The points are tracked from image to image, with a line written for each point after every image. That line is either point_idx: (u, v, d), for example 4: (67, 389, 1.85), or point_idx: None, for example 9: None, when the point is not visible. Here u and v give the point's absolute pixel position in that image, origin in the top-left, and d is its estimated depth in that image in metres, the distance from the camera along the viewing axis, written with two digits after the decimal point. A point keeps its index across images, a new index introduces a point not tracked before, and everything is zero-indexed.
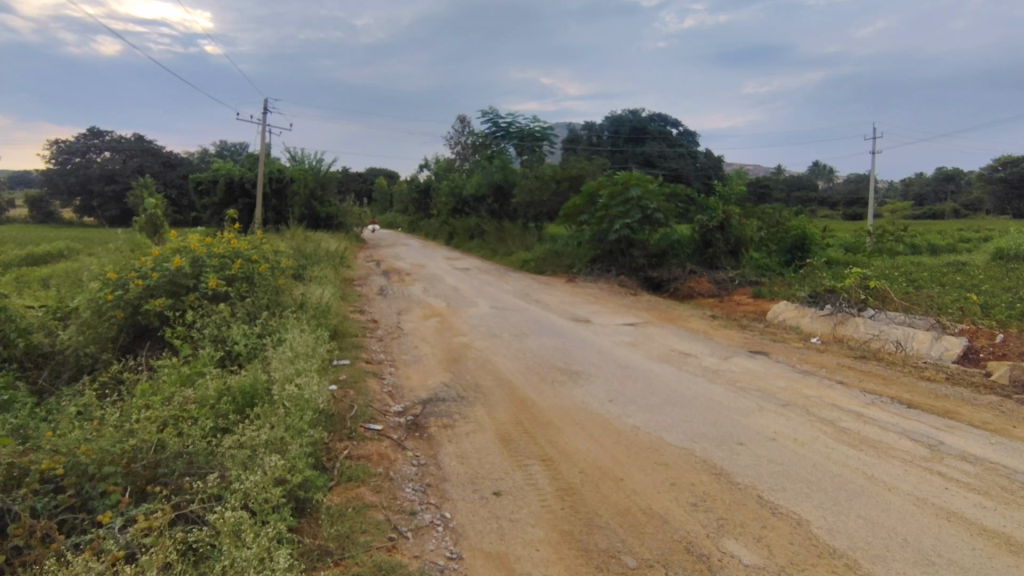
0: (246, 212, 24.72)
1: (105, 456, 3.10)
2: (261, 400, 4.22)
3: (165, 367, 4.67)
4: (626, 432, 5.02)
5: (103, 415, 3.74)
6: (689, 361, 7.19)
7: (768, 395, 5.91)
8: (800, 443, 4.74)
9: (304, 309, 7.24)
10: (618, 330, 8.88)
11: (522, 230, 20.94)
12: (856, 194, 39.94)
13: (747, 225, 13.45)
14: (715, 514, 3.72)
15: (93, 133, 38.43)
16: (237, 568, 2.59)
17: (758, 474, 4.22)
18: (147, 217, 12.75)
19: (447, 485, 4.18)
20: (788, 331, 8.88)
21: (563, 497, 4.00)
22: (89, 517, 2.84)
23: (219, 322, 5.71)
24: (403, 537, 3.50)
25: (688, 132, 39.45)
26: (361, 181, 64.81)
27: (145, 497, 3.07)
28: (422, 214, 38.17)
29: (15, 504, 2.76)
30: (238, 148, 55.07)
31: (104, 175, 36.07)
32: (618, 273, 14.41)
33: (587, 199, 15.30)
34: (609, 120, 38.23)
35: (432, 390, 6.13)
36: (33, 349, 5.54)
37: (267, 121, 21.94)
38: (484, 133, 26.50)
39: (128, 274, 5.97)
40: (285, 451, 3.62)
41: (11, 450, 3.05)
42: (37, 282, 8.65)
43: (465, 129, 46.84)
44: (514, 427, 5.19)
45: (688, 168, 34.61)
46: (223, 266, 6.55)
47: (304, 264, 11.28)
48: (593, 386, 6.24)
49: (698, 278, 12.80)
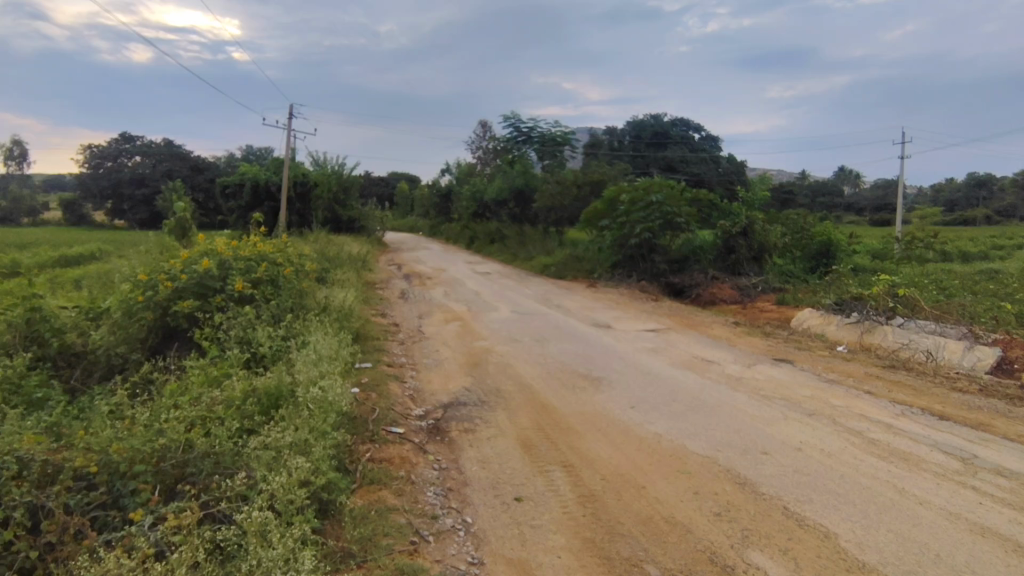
0: (271, 214, 25.10)
1: (137, 455, 3.15)
2: (286, 401, 4.29)
3: (193, 367, 4.78)
4: (649, 439, 4.97)
5: (133, 414, 3.81)
6: (712, 368, 7.12)
7: (793, 404, 5.82)
8: (827, 454, 4.65)
9: (327, 312, 7.34)
10: (639, 336, 8.83)
11: (543, 235, 20.98)
12: (882, 200, 39.34)
13: (771, 231, 13.26)
14: (740, 525, 3.67)
15: (125, 138, 39.80)
16: (263, 569, 2.63)
17: (784, 485, 4.14)
18: (176, 220, 13.01)
19: (468, 490, 4.18)
20: (813, 339, 8.74)
21: (585, 503, 3.98)
22: (121, 515, 2.90)
23: (245, 323, 5.84)
24: (425, 541, 3.51)
25: (710, 136, 38.90)
26: (383, 185, 65.64)
27: (174, 496, 3.13)
28: (443, 218, 38.46)
29: (49, 500, 2.81)
30: (263, 152, 56.25)
31: (134, 179, 36.91)
32: (639, 279, 14.34)
33: (608, 204, 15.27)
34: (631, 124, 38.32)
35: (453, 394, 6.14)
36: (66, 348, 5.60)
37: (291, 127, 22.30)
38: (506, 138, 26.83)
39: (158, 275, 6.13)
40: (309, 452, 3.67)
41: (46, 447, 3.11)
42: (71, 284, 8.92)
43: (487, 133, 47.21)
44: (536, 433, 5.16)
45: (711, 174, 34.43)
46: (249, 268, 6.69)
47: (327, 268, 11.43)
48: (614, 392, 6.19)
49: (720, 284, 12.65)
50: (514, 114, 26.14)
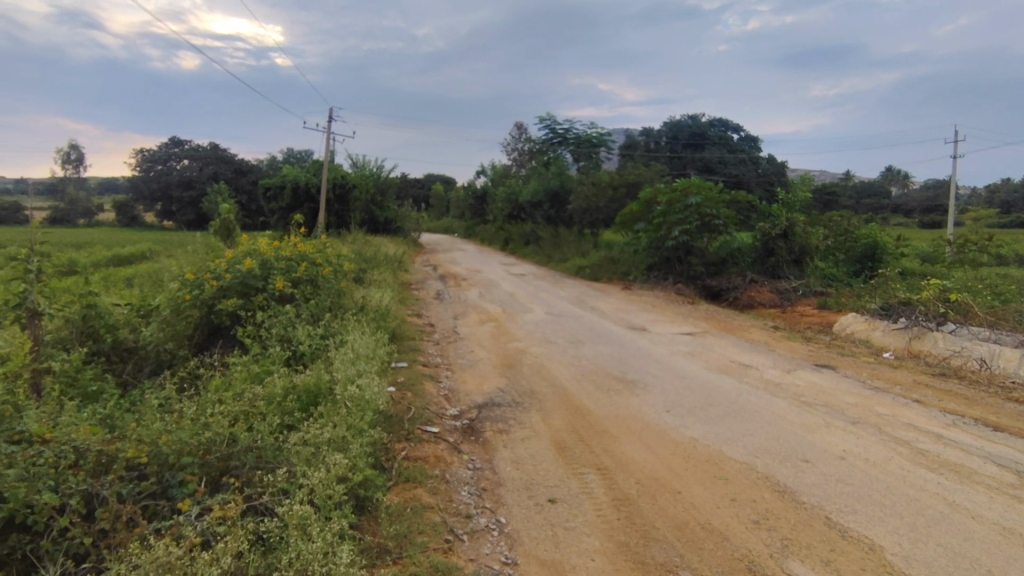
0: (311, 215, 25.71)
1: (184, 447, 3.27)
2: (325, 398, 4.40)
3: (236, 365, 4.94)
4: (684, 444, 4.91)
5: (181, 408, 3.95)
6: (750, 373, 6.98)
7: (835, 411, 5.65)
8: (872, 463, 4.51)
9: (364, 311, 7.49)
10: (675, 339, 8.71)
11: (577, 237, 20.89)
12: (933, 202, 37.69)
13: (813, 234, 12.91)
14: (779, 534, 3.58)
15: (175, 142, 41.42)
16: (303, 561, 2.70)
17: (827, 494, 4.03)
18: (221, 221, 13.42)
19: (502, 490, 4.20)
20: (857, 345, 8.46)
21: (618, 507, 3.95)
22: (170, 505, 3.02)
23: (286, 322, 6.00)
24: (459, 540, 3.54)
25: (750, 137, 37.98)
26: (419, 187, 66.37)
27: (219, 487, 3.26)
28: (478, 219, 38.67)
29: (104, 488, 2.93)
30: (303, 155, 57.66)
31: (183, 181, 38.29)
32: (675, 281, 14.15)
33: (644, 206, 15.09)
34: (667, 125, 37.96)
35: (487, 394, 6.18)
36: (119, 344, 5.81)
37: (331, 129, 22.79)
38: (542, 139, 26.82)
39: (204, 274, 6.36)
40: (347, 449, 3.75)
41: (102, 437, 3.25)
42: (123, 283, 9.31)
43: (522, 135, 47.25)
44: (569, 434, 5.16)
45: (750, 175, 33.30)
46: (290, 268, 6.92)
47: (365, 268, 11.65)
48: (649, 395, 6.13)
49: (759, 287, 12.38)
50: (549, 116, 26.24)
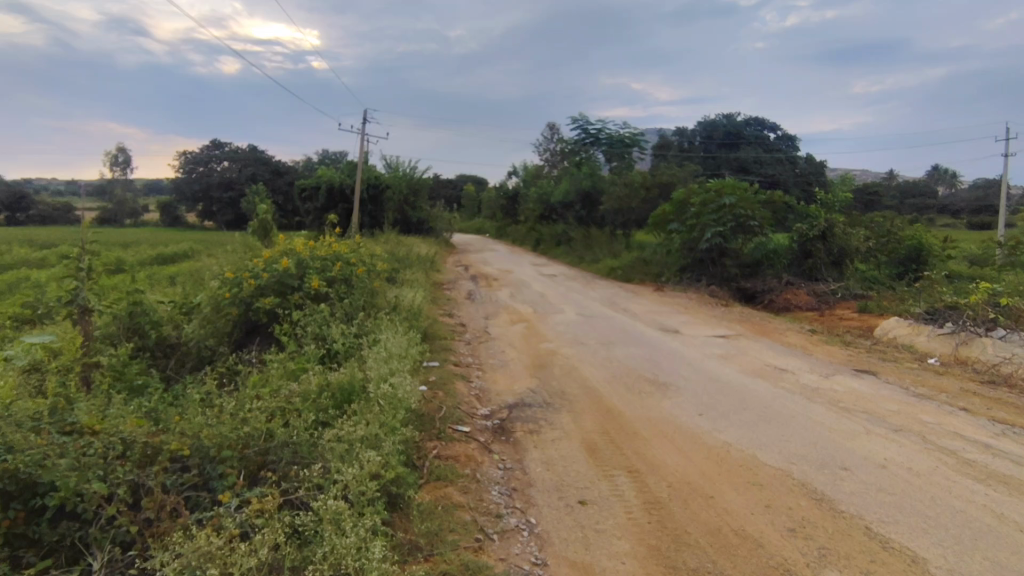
0: (345, 216, 26.16)
1: (225, 441, 3.37)
2: (358, 396, 4.47)
3: (273, 362, 5.06)
4: (717, 448, 4.83)
5: (221, 403, 4.07)
6: (786, 377, 6.82)
7: (876, 418, 5.48)
8: (915, 473, 4.36)
9: (397, 310, 7.59)
10: (709, 341, 8.57)
11: (609, 238, 20.76)
12: (982, 202, 36.13)
13: (853, 235, 12.55)
14: (817, 543, 3.50)
15: (216, 145, 42.67)
16: (337, 555, 2.75)
17: (867, 503, 3.92)
18: (259, 221, 13.77)
19: (532, 491, 4.20)
20: (900, 350, 8.19)
21: (650, 510, 3.91)
22: (210, 496, 3.11)
23: (321, 321, 6.12)
24: (489, 539, 3.56)
25: (787, 136, 37.10)
26: (451, 188, 66.81)
27: (257, 481, 3.34)
28: (510, 220, 38.75)
29: (149, 479, 3.04)
30: (338, 157, 58.76)
31: (223, 183, 39.40)
32: (708, 283, 13.92)
33: (677, 207, 14.91)
34: (702, 125, 37.48)
35: (518, 395, 6.19)
36: (163, 340, 5.95)
37: (365, 131, 23.14)
38: (575, 139, 26.76)
39: (243, 274, 6.54)
40: (379, 446, 3.80)
41: (147, 430, 3.37)
42: (167, 281, 9.63)
43: (554, 135, 47.18)
44: (600, 436, 5.13)
45: (787, 175, 32.44)
46: (325, 267, 7.06)
47: (398, 268, 11.82)
48: (681, 398, 6.05)
49: (796, 289, 12.10)
50: (582, 116, 26.20)
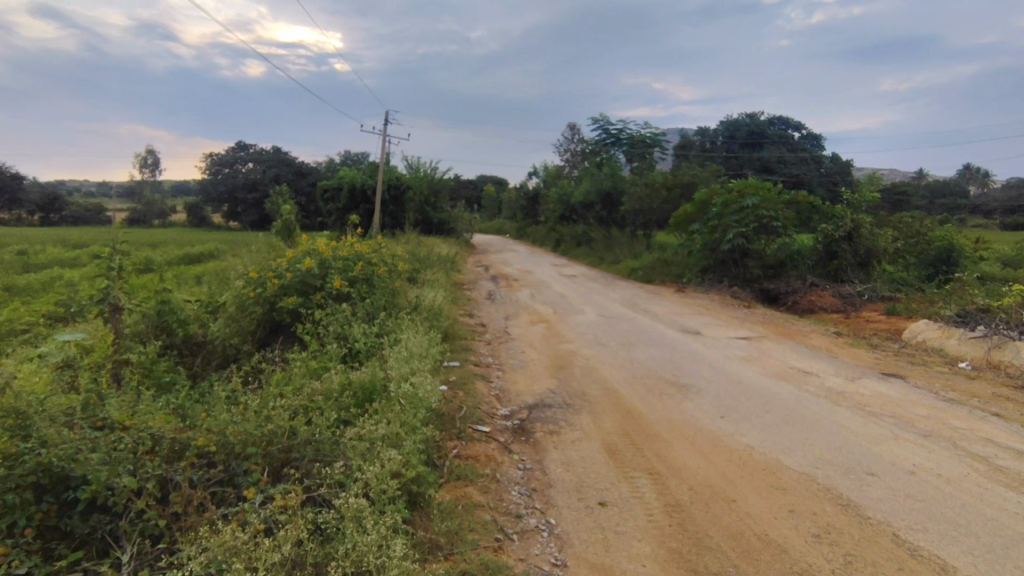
0: (366, 217, 26.38)
1: (249, 437, 3.43)
2: (379, 395, 4.51)
3: (296, 360, 5.13)
4: (740, 451, 4.77)
5: (245, 400, 4.14)
6: (811, 380, 6.71)
7: (904, 423, 5.36)
8: (945, 479, 4.25)
9: (418, 310, 7.63)
10: (731, 343, 8.46)
11: (630, 239, 20.63)
12: (1017, 202, 35.06)
13: (880, 236, 12.29)
14: (843, 549, 3.44)
15: (241, 147, 43.42)
16: (358, 552, 2.77)
17: (893, 509, 3.84)
18: (282, 222, 13.96)
19: (552, 491, 4.20)
20: (930, 354, 7.99)
21: (671, 513, 3.88)
22: (236, 491, 3.17)
23: (342, 320, 6.18)
24: (509, 539, 3.57)
25: (812, 135, 36.49)
26: (472, 188, 67.00)
27: (280, 477, 3.40)
28: (530, 221, 38.74)
29: (177, 474, 3.10)
30: (360, 158, 59.34)
31: (247, 184, 40.00)
32: (730, 284, 13.72)
33: (699, 207, 14.77)
34: (724, 125, 37.08)
35: (538, 395, 6.18)
36: (189, 338, 6.06)
37: (386, 132, 23.34)
38: (596, 140, 26.69)
39: (267, 274, 6.65)
40: (400, 445, 3.84)
41: (175, 427, 3.45)
42: (193, 281, 9.81)
43: (575, 136, 47.03)
44: (620, 437, 5.10)
45: (812, 175, 31.89)
46: (347, 267, 7.13)
47: (418, 268, 11.88)
48: (703, 400, 5.99)
49: (821, 291, 11.88)
50: (603, 117, 26.12)
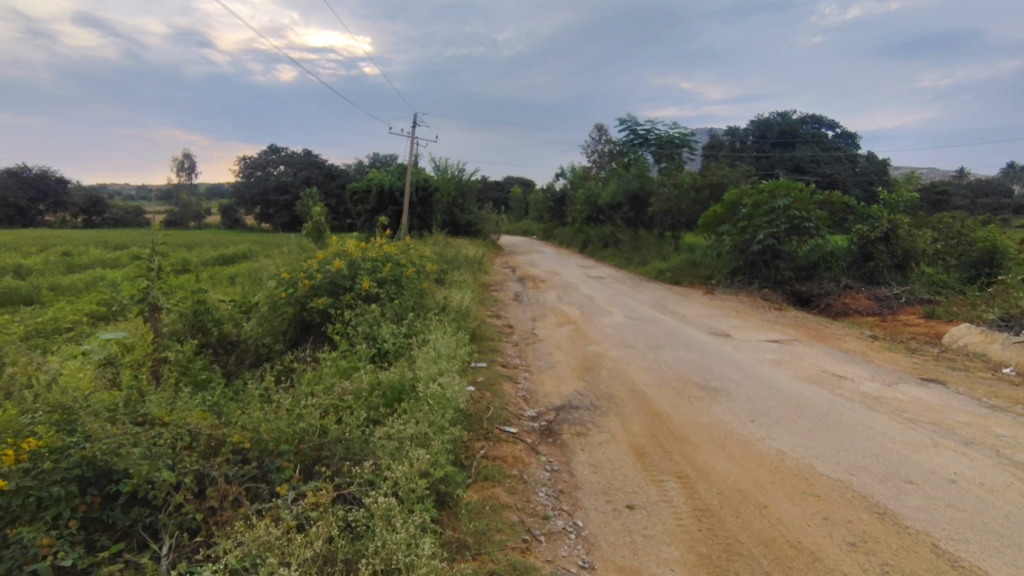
0: (395, 218, 26.67)
1: (282, 435, 3.50)
2: (408, 395, 4.56)
3: (326, 360, 5.22)
4: (771, 456, 4.69)
5: (278, 399, 4.23)
6: (845, 384, 6.54)
7: (944, 430, 5.19)
8: (987, 489, 4.11)
9: (445, 311, 7.69)
10: (762, 346, 8.32)
11: (658, 240, 20.43)
12: None
13: (919, 237, 11.93)
14: (879, 559, 3.34)
15: (273, 150, 44.35)
16: (387, 550, 2.81)
17: (933, 519, 3.72)
18: (313, 224, 14.20)
19: (579, 493, 4.18)
20: (971, 359, 7.72)
21: (700, 518, 3.83)
22: (269, 488, 3.24)
23: (371, 321, 6.27)
24: (536, 540, 3.57)
25: (846, 133, 35.58)
26: (499, 190, 67.15)
27: (312, 475, 3.47)
28: (557, 222, 38.65)
29: (213, 469, 3.19)
30: (389, 160, 59.98)
31: (279, 186, 40.76)
32: (761, 286, 13.43)
33: (728, 208, 14.56)
34: (755, 124, 36.46)
35: (566, 397, 6.17)
36: (224, 337, 6.22)
37: (415, 135, 23.55)
38: (623, 141, 26.54)
39: (298, 274, 6.77)
40: (429, 445, 3.87)
41: (211, 423, 3.54)
42: (227, 281, 10.06)
43: (602, 137, 46.78)
44: (648, 440, 5.06)
45: (847, 174, 31.13)
46: (376, 268, 7.22)
47: (446, 269, 11.97)
48: (732, 404, 5.90)
49: (855, 293, 11.59)
50: (631, 117, 25.96)
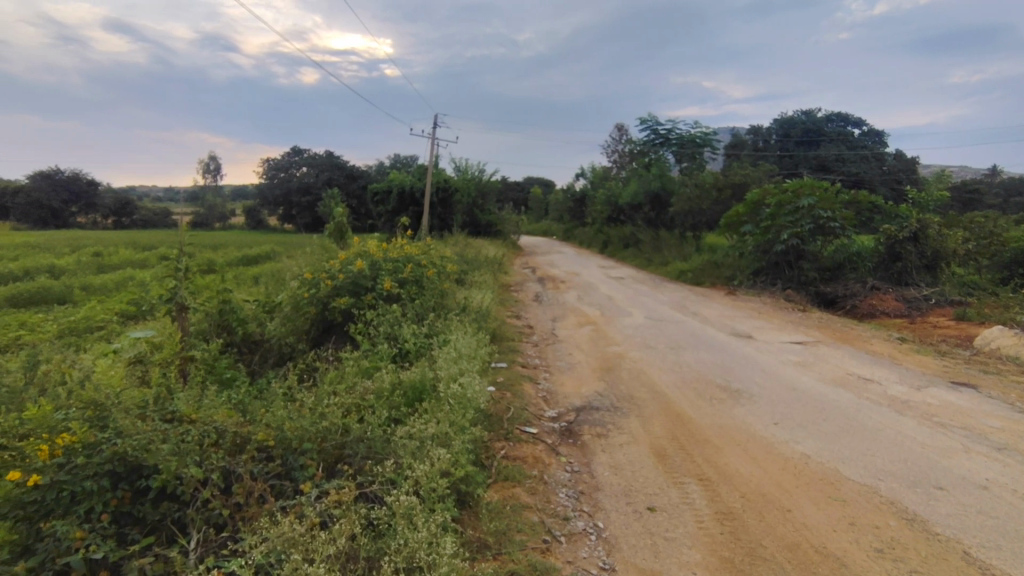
0: (415, 219, 26.84)
1: (305, 433, 3.55)
2: (429, 395, 4.59)
3: (349, 359, 5.28)
4: (795, 459, 4.62)
5: (301, 398, 4.29)
6: (872, 388, 6.42)
7: (976, 435, 5.06)
8: (1021, 496, 4.00)
9: (466, 311, 7.73)
10: (785, 348, 8.20)
11: (679, 240, 20.26)
12: None
13: (949, 237, 11.66)
14: (908, 566, 3.28)
15: (296, 152, 44.94)
16: (409, 549, 2.83)
17: (964, 526, 3.63)
18: (335, 224, 14.34)
19: (600, 494, 4.17)
20: (1004, 362, 7.53)
21: (722, 521, 3.79)
22: (293, 485, 3.29)
23: (393, 321, 6.32)
24: (557, 541, 3.56)
25: (872, 131, 34.89)
26: (518, 190, 67.19)
27: (334, 473, 3.51)
28: (578, 222, 38.54)
29: (239, 466, 3.24)
30: (409, 161, 60.40)
31: (302, 187, 41.29)
32: (784, 287, 13.20)
33: (751, 208, 14.35)
34: (778, 122, 35.92)
35: (586, 398, 6.15)
36: (248, 336, 6.32)
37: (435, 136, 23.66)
38: (644, 140, 26.37)
39: (321, 274, 6.85)
40: (449, 445, 3.89)
41: (237, 421, 3.61)
42: (252, 281, 10.21)
43: (623, 136, 46.50)
44: (669, 442, 5.02)
45: (873, 173, 30.55)
46: (397, 269, 7.28)
47: (466, 270, 12.02)
48: (756, 406, 5.83)
49: (883, 295, 11.35)
50: (651, 117, 25.78)
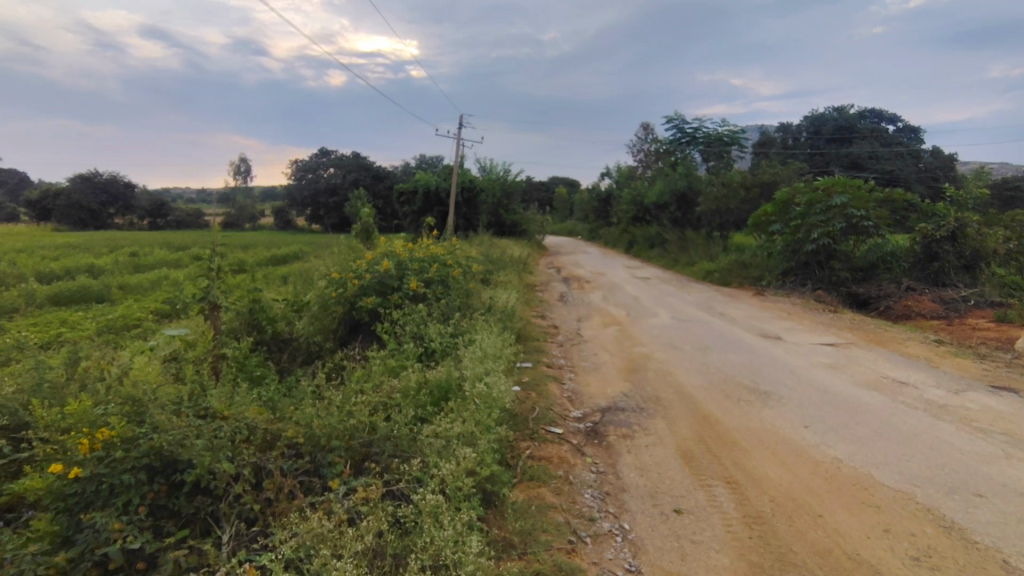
0: (440, 219, 26.99)
1: (333, 431, 3.61)
2: (454, 395, 4.61)
3: (375, 358, 5.35)
4: (826, 463, 4.53)
5: (329, 395, 4.35)
6: (907, 391, 6.25)
7: (1018, 441, 4.89)
8: None
9: (491, 311, 7.75)
10: (816, 350, 8.04)
11: (706, 240, 20.00)
12: None
13: (989, 236, 11.31)
14: None
15: (324, 153, 45.59)
16: (435, 547, 2.86)
17: (1005, 535, 3.51)
18: (362, 224, 14.49)
19: (626, 496, 4.14)
20: None
21: (751, 524, 3.73)
22: (321, 482, 3.34)
23: (419, 320, 6.38)
24: (583, 542, 3.55)
25: (907, 127, 33.98)
26: (542, 190, 67.09)
27: (362, 470, 3.55)
28: (603, 222, 38.30)
29: (269, 462, 3.31)
30: (434, 161, 60.71)
31: (329, 188, 41.87)
32: (814, 287, 12.86)
33: (779, 207, 14.06)
34: (808, 119, 35.05)
35: (612, 398, 6.11)
36: (277, 335, 6.43)
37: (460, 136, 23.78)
38: (670, 139, 26.11)
39: (348, 274, 6.94)
40: (475, 443, 3.91)
41: (267, 418, 3.68)
42: (281, 281, 10.39)
43: (648, 135, 46.08)
44: (696, 444, 4.96)
45: (908, 171, 29.77)
46: (423, 269, 7.34)
47: (491, 270, 12.06)
48: (785, 408, 5.73)
49: (918, 296, 11.04)
50: (678, 115, 25.51)
